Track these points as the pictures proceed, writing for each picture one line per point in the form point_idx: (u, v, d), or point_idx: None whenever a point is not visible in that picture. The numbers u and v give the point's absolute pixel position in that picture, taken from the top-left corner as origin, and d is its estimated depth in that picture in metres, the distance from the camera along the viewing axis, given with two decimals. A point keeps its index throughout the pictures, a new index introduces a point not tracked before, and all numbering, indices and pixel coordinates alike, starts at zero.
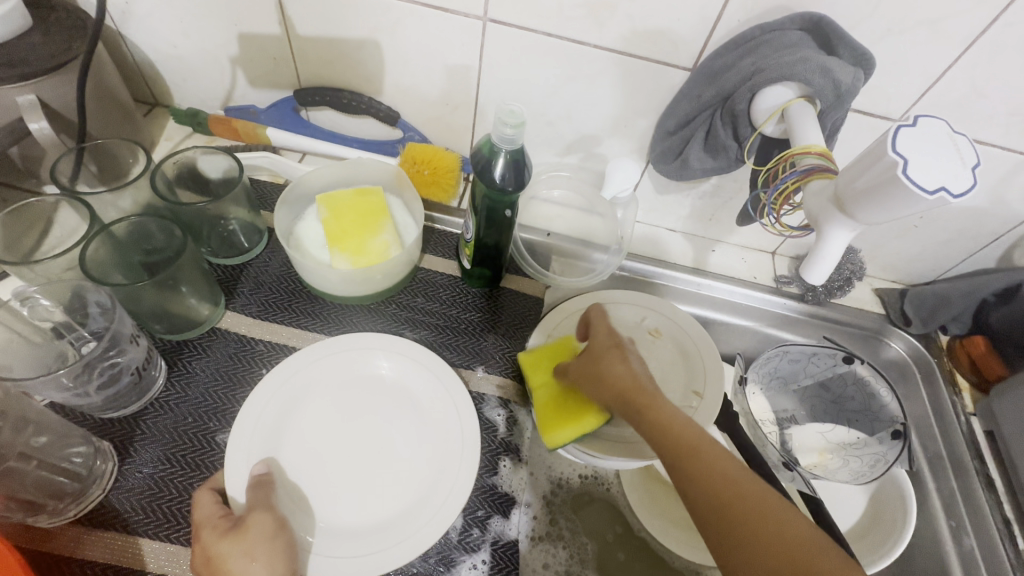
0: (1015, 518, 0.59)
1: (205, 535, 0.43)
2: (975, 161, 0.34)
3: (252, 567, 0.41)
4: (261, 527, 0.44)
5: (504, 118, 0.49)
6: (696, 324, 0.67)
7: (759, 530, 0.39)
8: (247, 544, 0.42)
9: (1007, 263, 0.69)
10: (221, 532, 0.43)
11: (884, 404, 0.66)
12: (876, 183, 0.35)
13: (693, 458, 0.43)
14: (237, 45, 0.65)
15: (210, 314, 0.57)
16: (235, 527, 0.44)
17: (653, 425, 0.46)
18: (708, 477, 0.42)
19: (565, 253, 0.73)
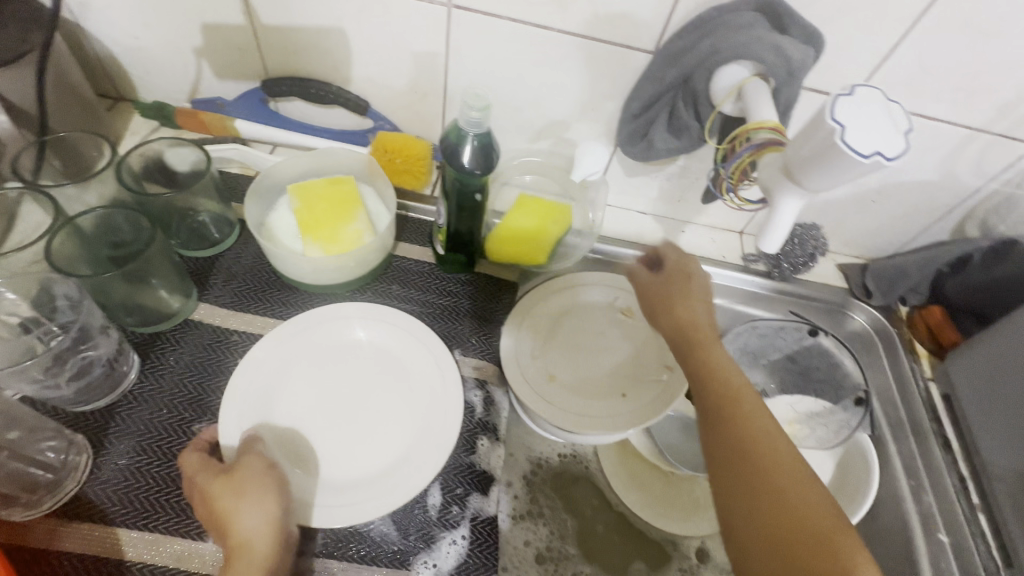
0: (969, 475, 0.62)
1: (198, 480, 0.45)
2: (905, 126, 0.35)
3: (243, 505, 0.44)
4: (250, 471, 0.46)
5: (470, 101, 0.50)
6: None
7: (770, 476, 0.43)
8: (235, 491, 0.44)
9: (959, 235, 0.73)
10: (213, 479, 0.45)
11: (847, 373, 0.70)
12: (816, 151, 0.36)
13: (729, 405, 0.48)
14: (201, 35, 0.64)
15: (182, 306, 0.57)
16: (225, 472, 0.45)
17: (707, 364, 0.51)
18: (737, 419, 0.47)
19: None
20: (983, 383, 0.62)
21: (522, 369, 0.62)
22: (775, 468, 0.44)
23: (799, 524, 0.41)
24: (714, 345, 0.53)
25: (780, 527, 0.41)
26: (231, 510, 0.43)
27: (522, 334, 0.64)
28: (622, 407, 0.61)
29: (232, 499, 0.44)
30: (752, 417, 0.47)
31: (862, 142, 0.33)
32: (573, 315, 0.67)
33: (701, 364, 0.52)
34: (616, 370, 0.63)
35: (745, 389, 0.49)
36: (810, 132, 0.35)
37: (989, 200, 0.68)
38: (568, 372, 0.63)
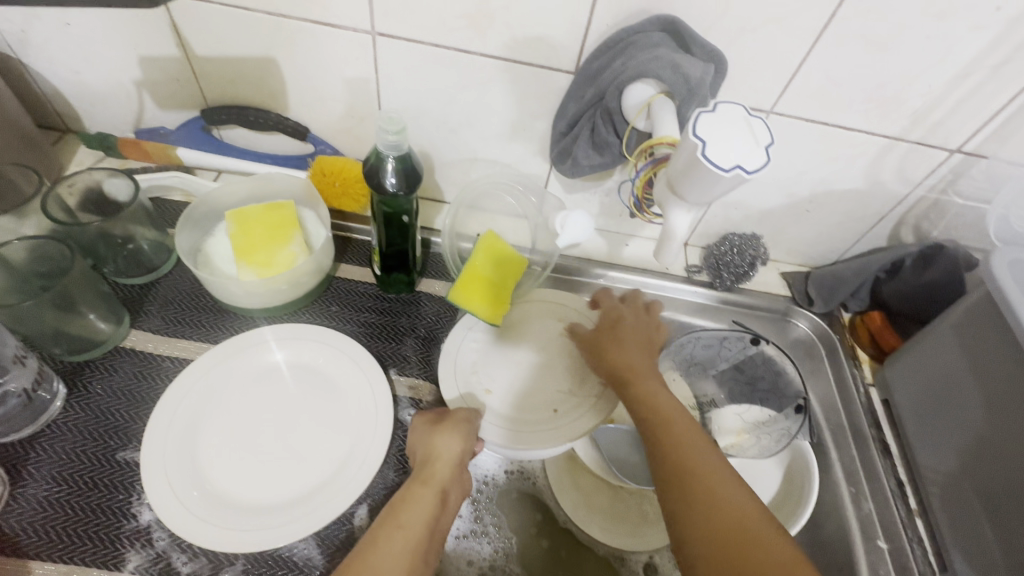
0: (907, 480, 0.62)
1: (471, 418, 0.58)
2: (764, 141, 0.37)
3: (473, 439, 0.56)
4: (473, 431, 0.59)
5: (385, 125, 0.51)
6: None
7: (712, 500, 0.46)
8: (463, 424, 0.55)
9: (895, 240, 0.74)
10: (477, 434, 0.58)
11: (789, 380, 0.70)
12: (688, 166, 0.37)
13: (660, 428, 0.52)
14: (139, 68, 0.66)
15: (112, 332, 0.57)
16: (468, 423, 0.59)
17: (639, 394, 0.55)
18: (673, 446, 0.50)
19: None
20: (923, 395, 0.62)
21: (457, 379, 0.62)
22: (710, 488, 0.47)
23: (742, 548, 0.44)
24: (647, 380, 0.56)
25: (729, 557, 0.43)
26: (440, 438, 0.53)
27: (462, 348, 0.64)
28: (553, 422, 0.61)
29: (450, 433, 0.54)
30: (686, 441, 0.51)
31: (722, 153, 0.35)
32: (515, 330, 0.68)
33: (636, 399, 0.55)
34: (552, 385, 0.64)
35: (679, 419, 0.53)
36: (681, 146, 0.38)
37: (918, 206, 0.69)
38: (504, 386, 0.63)
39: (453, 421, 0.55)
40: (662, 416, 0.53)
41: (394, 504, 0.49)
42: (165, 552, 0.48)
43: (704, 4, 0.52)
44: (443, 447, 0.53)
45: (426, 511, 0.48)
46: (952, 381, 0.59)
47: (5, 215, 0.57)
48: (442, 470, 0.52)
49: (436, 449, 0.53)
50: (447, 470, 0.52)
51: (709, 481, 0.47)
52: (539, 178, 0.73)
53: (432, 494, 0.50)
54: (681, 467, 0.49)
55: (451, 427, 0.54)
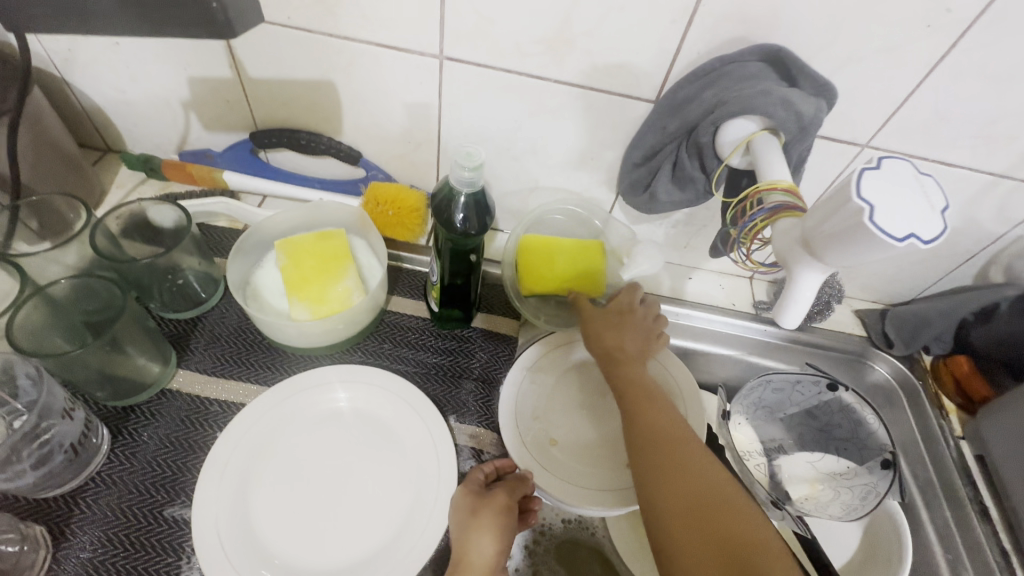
0: (1012, 549, 0.57)
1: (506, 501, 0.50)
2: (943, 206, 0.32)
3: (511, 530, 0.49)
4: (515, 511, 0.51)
5: (462, 161, 0.47)
6: (686, 370, 0.64)
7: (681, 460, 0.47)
8: (501, 514, 0.49)
9: (983, 280, 0.69)
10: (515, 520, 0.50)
11: (872, 431, 0.64)
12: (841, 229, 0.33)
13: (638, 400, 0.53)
14: (188, 89, 0.62)
15: (159, 374, 0.54)
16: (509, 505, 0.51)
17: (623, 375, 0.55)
18: (648, 419, 0.51)
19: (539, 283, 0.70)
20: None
21: (520, 430, 0.57)
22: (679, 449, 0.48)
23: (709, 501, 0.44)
24: (632, 361, 0.57)
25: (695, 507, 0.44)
26: (476, 535, 0.47)
27: (524, 393, 0.60)
28: (625, 478, 0.56)
29: (486, 529, 0.48)
30: (659, 412, 0.51)
31: (895, 220, 0.31)
32: (581, 376, 0.63)
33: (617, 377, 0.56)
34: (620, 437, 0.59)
35: (659, 398, 0.53)
36: (834, 207, 0.33)
37: (1014, 245, 0.64)
38: (568, 438, 0.59)
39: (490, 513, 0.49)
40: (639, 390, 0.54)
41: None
42: None
43: (810, 34, 0.48)
44: (479, 548, 0.47)
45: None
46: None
47: (48, 246, 0.53)
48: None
49: (469, 549, 0.47)
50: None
51: (682, 441, 0.49)
52: (603, 207, 0.69)
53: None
54: (653, 433, 0.50)
55: (489, 523, 0.48)
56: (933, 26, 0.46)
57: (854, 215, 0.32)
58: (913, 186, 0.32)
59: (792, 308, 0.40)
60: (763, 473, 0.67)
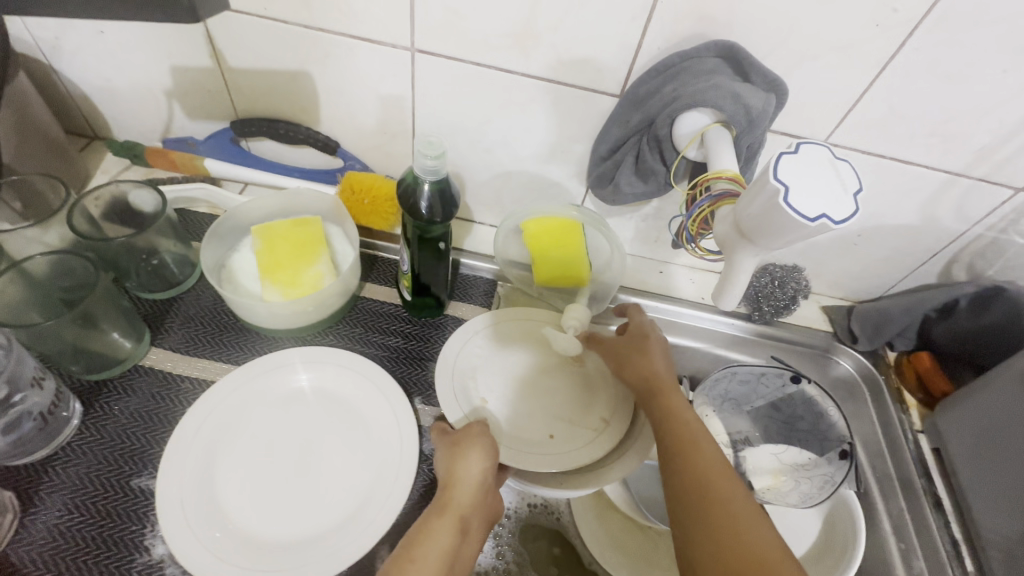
0: (963, 539, 0.58)
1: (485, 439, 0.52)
2: (858, 189, 0.33)
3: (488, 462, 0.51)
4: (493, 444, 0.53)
5: (424, 149, 0.49)
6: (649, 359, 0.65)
7: (727, 518, 0.42)
8: (481, 442, 0.52)
9: (946, 278, 0.70)
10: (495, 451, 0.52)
11: (831, 423, 0.66)
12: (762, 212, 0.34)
13: (682, 438, 0.48)
14: (171, 78, 0.64)
15: (132, 351, 0.55)
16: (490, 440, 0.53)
17: (662, 408, 0.51)
18: (689, 464, 0.46)
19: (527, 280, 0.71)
20: (976, 440, 0.59)
21: (457, 394, 0.58)
22: (724, 503, 0.42)
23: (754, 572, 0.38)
24: (675, 394, 0.52)
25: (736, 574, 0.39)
26: (458, 460, 0.50)
27: (461, 362, 0.61)
28: (548, 447, 0.56)
29: (469, 452, 0.51)
30: (702, 456, 0.46)
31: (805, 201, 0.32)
32: (522, 350, 0.64)
33: (658, 411, 0.51)
34: (551, 409, 0.60)
35: (706, 438, 0.48)
36: (756, 190, 0.35)
37: (974, 244, 0.65)
38: (500, 405, 0.59)
39: (471, 443, 0.52)
40: (682, 429, 0.48)
41: (410, 539, 0.45)
42: None
43: (764, 31, 0.49)
44: (463, 470, 0.50)
45: (445, 542, 0.45)
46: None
47: (28, 224, 0.55)
48: (464, 497, 0.48)
49: (454, 472, 0.50)
50: (466, 493, 0.48)
51: (726, 497, 0.43)
52: (575, 201, 0.70)
53: (453, 519, 0.47)
54: (694, 481, 0.44)
55: (467, 449, 0.51)
56: (881, 26, 0.48)
57: (771, 198, 0.33)
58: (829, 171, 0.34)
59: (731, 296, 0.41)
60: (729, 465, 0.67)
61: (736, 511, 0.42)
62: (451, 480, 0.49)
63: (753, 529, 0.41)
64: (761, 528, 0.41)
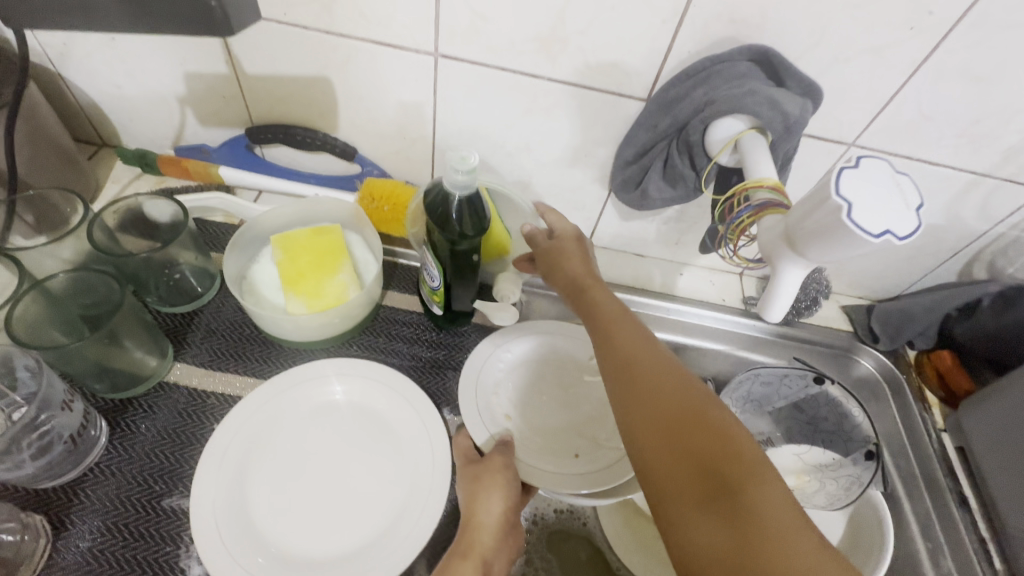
0: (990, 537, 0.59)
1: (505, 474, 0.52)
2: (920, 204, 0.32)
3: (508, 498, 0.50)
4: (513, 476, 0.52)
5: (456, 164, 0.48)
6: None
7: (655, 376, 0.44)
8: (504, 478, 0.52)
9: (967, 277, 0.71)
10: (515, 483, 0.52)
11: (856, 424, 0.66)
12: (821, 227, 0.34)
13: (606, 321, 0.50)
14: (184, 84, 0.63)
15: (157, 367, 0.54)
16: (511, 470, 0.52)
17: (588, 298, 0.53)
18: (616, 341, 0.48)
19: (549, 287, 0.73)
20: (1003, 440, 0.59)
21: (478, 406, 0.58)
22: (650, 365, 0.45)
23: (685, 412, 0.41)
24: (599, 285, 0.54)
25: (667, 418, 0.41)
26: (481, 498, 0.50)
27: (483, 377, 0.60)
28: (575, 466, 0.56)
29: (492, 490, 0.50)
30: (627, 332, 0.49)
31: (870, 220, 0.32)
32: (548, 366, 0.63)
33: (585, 302, 0.53)
34: (578, 427, 0.60)
35: (628, 317, 0.51)
36: (816, 204, 0.35)
37: (996, 242, 0.66)
38: (527, 424, 0.59)
39: (492, 477, 0.51)
40: (608, 313, 0.51)
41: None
42: None
43: (797, 35, 0.49)
44: (485, 508, 0.49)
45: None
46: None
47: (43, 241, 0.53)
48: (486, 538, 0.48)
49: (476, 511, 0.49)
50: (488, 536, 0.48)
51: (653, 361, 0.46)
52: (596, 204, 0.69)
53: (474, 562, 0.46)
54: (621, 351, 0.47)
55: (490, 486, 0.50)
56: (915, 29, 0.47)
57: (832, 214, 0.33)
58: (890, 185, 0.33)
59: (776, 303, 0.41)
60: None
61: (663, 368, 0.45)
62: (473, 521, 0.49)
63: (679, 381, 0.44)
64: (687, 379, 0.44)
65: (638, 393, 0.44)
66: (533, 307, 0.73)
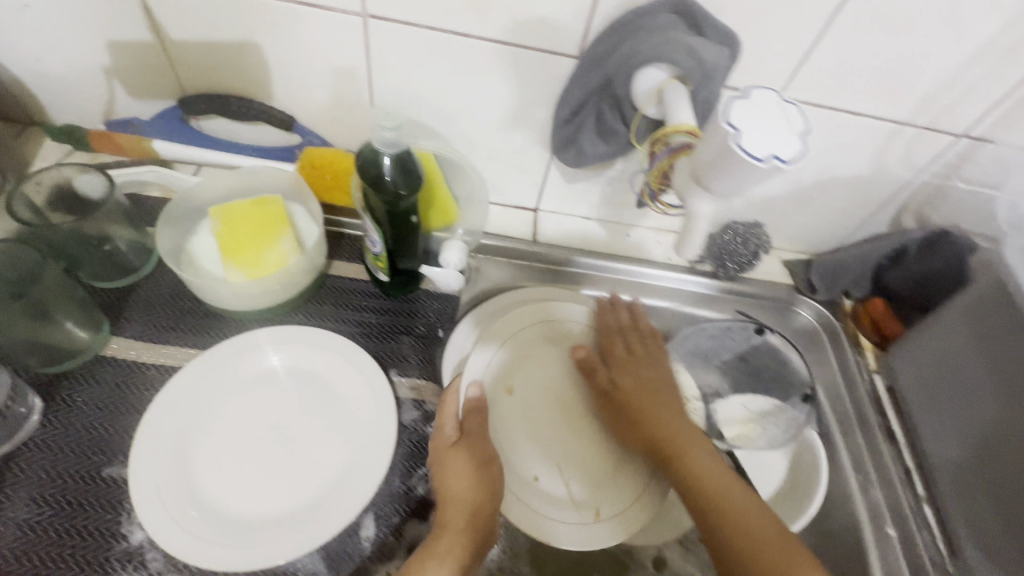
0: (914, 466, 0.62)
1: (482, 453, 0.54)
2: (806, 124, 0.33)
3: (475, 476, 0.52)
4: (485, 453, 0.54)
5: (381, 121, 0.48)
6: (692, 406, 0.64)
7: (725, 501, 0.53)
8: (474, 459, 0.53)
9: (897, 227, 0.73)
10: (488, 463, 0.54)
11: (795, 369, 0.70)
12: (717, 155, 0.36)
13: (669, 440, 0.58)
14: (108, 54, 0.61)
15: (90, 341, 0.54)
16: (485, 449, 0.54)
17: (646, 411, 0.61)
18: (680, 460, 0.57)
19: (496, 252, 0.75)
20: (925, 376, 0.62)
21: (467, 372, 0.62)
22: (716, 490, 0.54)
23: (747, 539, 0.50)
24: (662, 401, 0.62)
25: (739, 541, 0.50)
26: (454, 474, 0.51)
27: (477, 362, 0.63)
28: (532, 492, 0.59)
29: (459, 471, 0.51)
30: (693, 452, 0.57)
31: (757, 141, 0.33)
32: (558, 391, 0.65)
33: (639, 417, 0.60)
34: (556, 459, 0.61)
35: (691, 439, 0.58)
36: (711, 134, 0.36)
37: (921, 191, 0.68)
38: (506, 433, 0.62)
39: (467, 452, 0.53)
40: (667, 431, 0.59)
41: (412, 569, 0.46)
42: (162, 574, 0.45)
43: None
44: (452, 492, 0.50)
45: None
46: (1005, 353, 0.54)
47: None
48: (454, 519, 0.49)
49: (447, 487, 0.51)
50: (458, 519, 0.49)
51: (717, 482, 0.54)
52: (540, 166, 0.70)
53: (446, 549, 0.47)
54: (685, 469, 0.56)
55: (465, 460, 0.52)
56: None
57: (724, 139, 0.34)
58: None
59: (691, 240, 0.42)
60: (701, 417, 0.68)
61: (728, 493, 0.53)
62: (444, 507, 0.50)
63: (741, 503, 0.53)
64: (748, 501, 0.53)
65: (709, 515, 0.53)
66: (483, 274, 0.74)
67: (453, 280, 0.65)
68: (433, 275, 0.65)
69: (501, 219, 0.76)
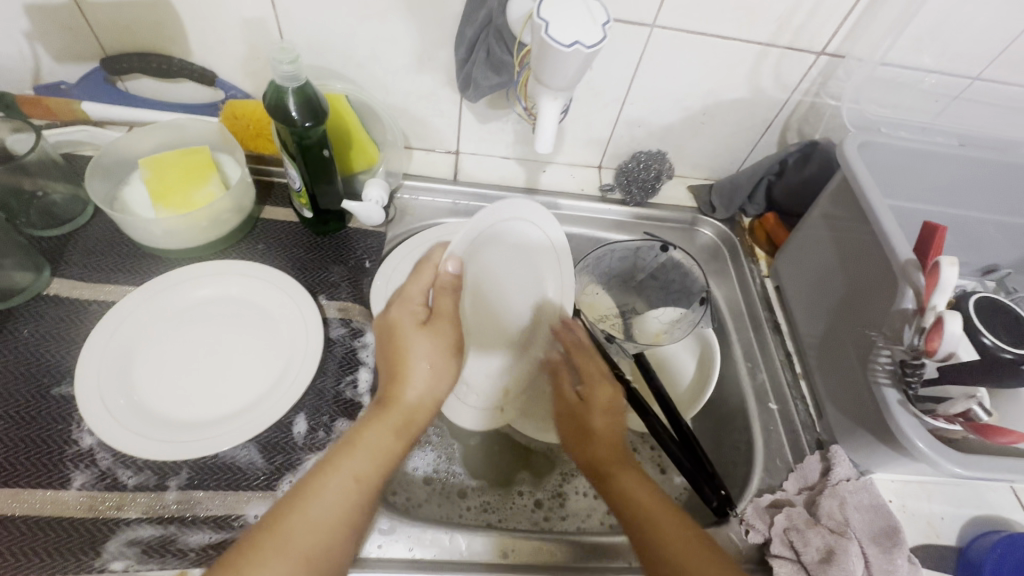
0: (793, 350, 0.70)
1: (441, 325, 0.52)
2: (601, 18, 0.48)
3: (423, 361, 0.50)
4: (446, 333, 0.52)
5: (278, 56, 0.53)
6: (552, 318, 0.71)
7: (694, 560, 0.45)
8: (441, 349, 0.51)
9: (783, 146, 0.81)
10: (447, 335, 0.52)
11: (694, 278, 0.74)
12: (542, 49, 0.48)
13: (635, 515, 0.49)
14: (26, 18, 0.64)
15: (33, 281, 0.59)
16: (432, 319, 0.52)
17: (619, 481, 0.52)
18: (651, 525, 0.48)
19: (421, 192, 0.80)
20: (801, 272, 0.70)
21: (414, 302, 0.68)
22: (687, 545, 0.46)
23: None
24: (625, 467, 0.53)
25: None
26: (414, 350, 0.50)
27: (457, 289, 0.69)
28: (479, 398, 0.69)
29: (422, 355, 0.50)
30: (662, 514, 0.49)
31: (564, 32, 0.46)
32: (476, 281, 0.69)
33: (614, 490, 0.52)
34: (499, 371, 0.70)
35: (648, 490, 0.51)
36: (533, 31, 0.48)
37: (798, 110, 0.76)
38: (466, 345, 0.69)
39: (432, 330, 0.51)
40: (635, 498, 0.50)
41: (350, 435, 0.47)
42: (110, 470, 0.50)
43: None
44: (413, 374, 0.49)
45: (384, 443, 0.47)
46: (856, 236, 0.60)
47: None
48: (402, 409, 0.48)
49: (401, 385, 0.49)
50: (399, 413, 0.48)
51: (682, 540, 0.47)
52: (452, 108, 0.75)
53: (395, 423, 0.48)
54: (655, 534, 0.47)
55: (429, 335, 0.51)
56: None
57: (540, 32, 0.47)
58: (581, 8, 0.48)
59: (543, 131, 0.55)
60: (617, 329, 0.78)
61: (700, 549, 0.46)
62: (397, 383, 0.49)
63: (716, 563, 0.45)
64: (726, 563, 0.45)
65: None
66: (409, 212, 0.79)
67: (375, 215, 0.70)
68: (354, 211, 0.69)
69: (424, 162, 0.81)
